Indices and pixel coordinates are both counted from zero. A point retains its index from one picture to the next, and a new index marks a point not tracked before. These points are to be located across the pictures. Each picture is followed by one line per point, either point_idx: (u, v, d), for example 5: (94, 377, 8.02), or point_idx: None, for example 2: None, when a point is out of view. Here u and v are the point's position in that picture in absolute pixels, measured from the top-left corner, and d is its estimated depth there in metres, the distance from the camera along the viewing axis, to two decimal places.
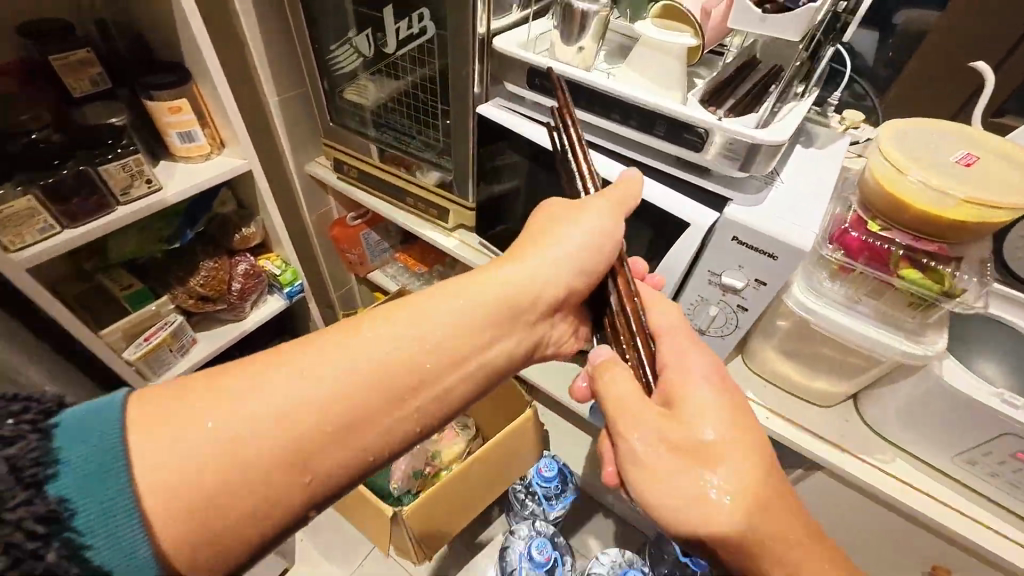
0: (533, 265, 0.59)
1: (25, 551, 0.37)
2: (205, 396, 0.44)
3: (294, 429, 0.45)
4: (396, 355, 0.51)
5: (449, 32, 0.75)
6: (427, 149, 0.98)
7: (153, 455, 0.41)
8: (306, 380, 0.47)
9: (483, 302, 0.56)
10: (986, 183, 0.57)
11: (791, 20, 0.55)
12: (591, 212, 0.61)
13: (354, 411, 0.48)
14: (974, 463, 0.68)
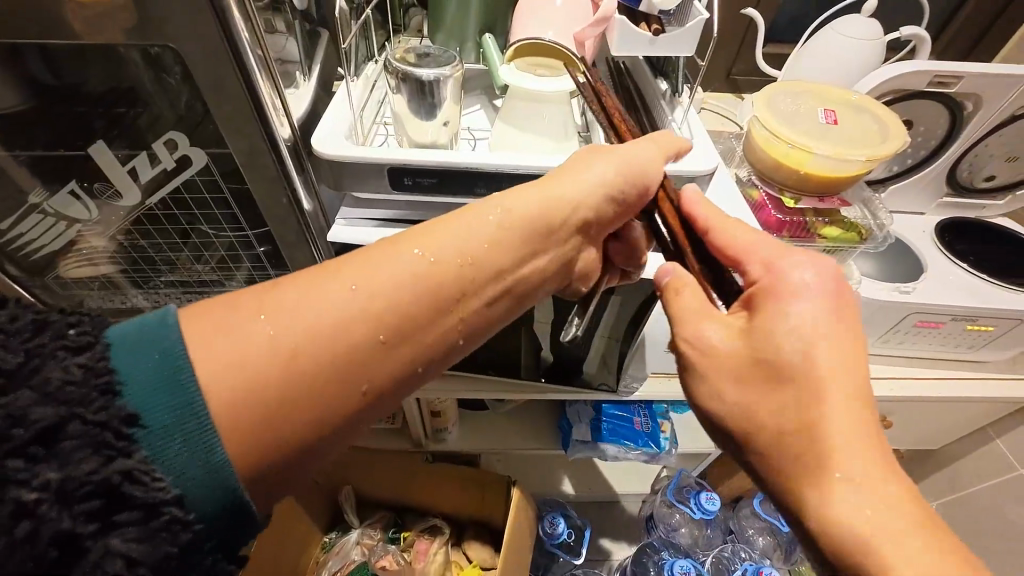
0: (570, 179, 0.44)
1: (118, 450, 0.29)
2: (267, 295, 0.35)
3: (346, 341, 0.34)
4: (447, 271, 0.39)
5: (238, 155, 0.50)
6: (257, 292, 0.71)
7: (214, 348, 0.32)
8: (358, 285, 0.36)
9: (526, 214, 0.42)
10: (858, 133, 0.61)
11: (683, 36, 0.48)
12: (635, 150, 0.46)
13: (416, 318, 0.37)
14: (889, 340, 0.81)
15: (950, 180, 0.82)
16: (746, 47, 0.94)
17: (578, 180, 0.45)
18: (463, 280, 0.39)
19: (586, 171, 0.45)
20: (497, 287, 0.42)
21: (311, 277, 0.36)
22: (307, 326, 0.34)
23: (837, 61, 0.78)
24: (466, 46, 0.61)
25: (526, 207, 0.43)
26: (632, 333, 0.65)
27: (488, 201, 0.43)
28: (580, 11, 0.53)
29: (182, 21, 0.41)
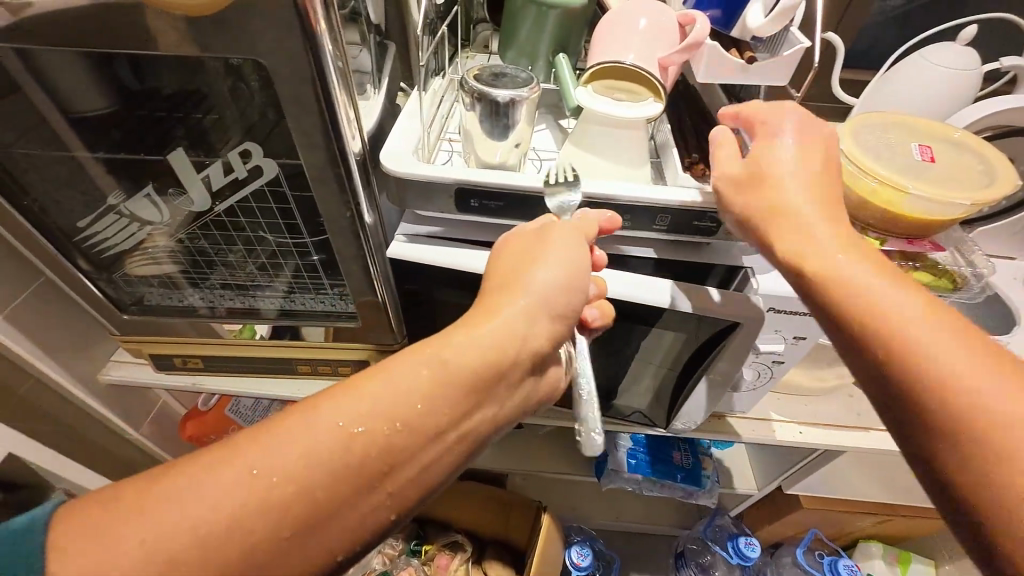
0: (507, 316, 0.41)
1: None
2: (155, 489, 0.33)
3: (249, 537, 0.33)
4: (368, 434, 0.36)
5: (308, 167, 0.50)
6: (307, 300, 0.71)
7: (97, 553, 0.31)
8: (263, 469, 0.33)
9: (449, 367, 0.38)
10: (958, 172, 0.56)
11: (781, 64, 0.45)
12: (574, 254, 0.44)
13: (334, 491, 0.35)
14: None
15: None
16: (823, 70, 0.89)
17: (513, 312, 0.41)
18: (394, 449, 0.36)
19: (527, 297, 0.42)
20: (439, 447, 0.38)
21: (220, 456, 0.34)
22: (201, 528, 0.32)
23: (928, 91, 0.72)
24: (537, 64, 0.60)
25: (456, 352, 0.39)
26: (692, 370, 0.60)
27: (413, 347, 0.40)
28: (666, 34, 0.50)
29: (269, 36, 0.41)
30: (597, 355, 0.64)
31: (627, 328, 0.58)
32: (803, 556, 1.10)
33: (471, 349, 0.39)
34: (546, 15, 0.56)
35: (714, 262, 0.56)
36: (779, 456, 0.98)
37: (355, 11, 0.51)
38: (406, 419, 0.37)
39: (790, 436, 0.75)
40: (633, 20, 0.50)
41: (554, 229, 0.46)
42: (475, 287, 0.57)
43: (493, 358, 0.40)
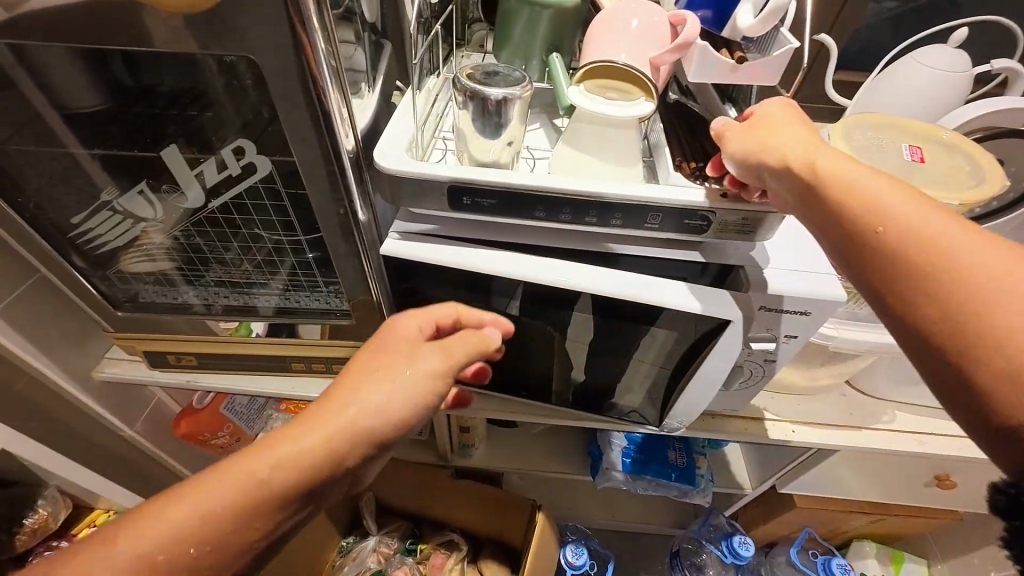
0: (330, 428, 0.41)
1: None
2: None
3: None
4: (197, 543, 0.38)
5: (302, 164, 0.50)
6: (303, 297, 0.71)
7: None
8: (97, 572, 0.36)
9: (268, 477, 0.40)
10: (948, 172, 0.57)
11: (770, 65, 0.45)
12: (408, 372, 0.45)
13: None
14: None
15: None
16: (816, 71, 0.90)
17: (336, 423, 0.42)
18: (227, 546, 0.40)
19: (354, 412, 0.42)
20: (274, 531, 0.42)
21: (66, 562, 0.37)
22: None
23: (920, 93, 0.73)
24: (530, 63, 0.60)
25: (281, 463, 0.40)
26: (684, 368, 0.60)
27: (246, 452, 0.41)
28: (657, 34, 0.50)
29: (262, 33, 0.42)
30: (591, 354, 0.64)
31: (620, 327, 0.58)
32: (797, 555, 1.11)
33: (294, 459, 0.40)
34: (539, 15, 0.56)
35: (705, 262, 0.57)
36: (773, 456, 0.98)
37: (350, 9, 0.51)
38: (239, 519, 0.39)
39: (783, 435, 0.75)
40: (625, 20, 0.51)
41: (381, 357, 0.47)
42: (469, 284, 0.57)
43: (326, 447, 0.41)
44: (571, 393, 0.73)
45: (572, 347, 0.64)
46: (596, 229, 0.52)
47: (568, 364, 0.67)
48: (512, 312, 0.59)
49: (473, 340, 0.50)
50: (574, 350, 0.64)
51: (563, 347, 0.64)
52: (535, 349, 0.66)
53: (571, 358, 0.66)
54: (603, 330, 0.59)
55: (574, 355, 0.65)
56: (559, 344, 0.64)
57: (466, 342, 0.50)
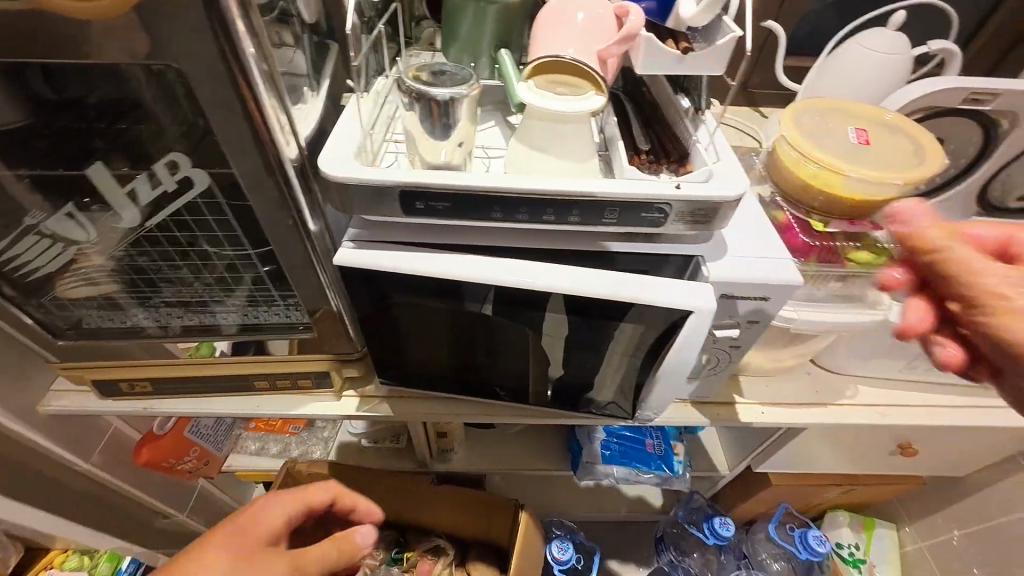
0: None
1: None
2: None
3: None
4: None
5: (242, 176, 0.48)
6: (260, 312, 0.69)
7: None
8: None
9: None
10: (892, 153, 0.58)
11: (715, 54, 0.45)
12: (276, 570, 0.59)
13: None
14: (914, 366, 0.78)
15: (981, 200, 0.78)
16: (766, 57, 0.91)
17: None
18: None
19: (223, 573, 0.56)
20: None
21: None
22: None
23: (864, 76, 0.75)
24: (480, 61, 0.59)
25: None
26: (651, 360, 0.60)
27: None
28: (603, 28, 0.49)
29: (182, 40, 0.39)
30: (561, 351, 0.64)
31: (585, 323, 0.58)
32: (775, 530, 1.14)
33: None
34: (484, 10, 0.55)
35: (666, 254, 0.57)
36: (747, 437, 1.00)
37: (285, 11, 0.49)
38: None
39: (753, 417, 0.77)
40: (571, 13, 0.50)
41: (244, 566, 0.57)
42: (431, 289, 0.56)
43: None
44: (548, 390, 0.72)
45: (542, 346, 0.63)
46: (555, 227, 0.51)
47: (544, 361, 0.66)
48: (487, 311, 0.58)
49: (343, 552, 0.67)
50: (543, 348, 0.64)
51: (532, 346, 0.63)
52: (504, 350, 0.65)
53: (545, 354, 0.65)
54: (570, 327, 0.59)
55: (551, 351, 0.64)
56: (529, 344, 0.63)
57: (343, 541, 0.69)
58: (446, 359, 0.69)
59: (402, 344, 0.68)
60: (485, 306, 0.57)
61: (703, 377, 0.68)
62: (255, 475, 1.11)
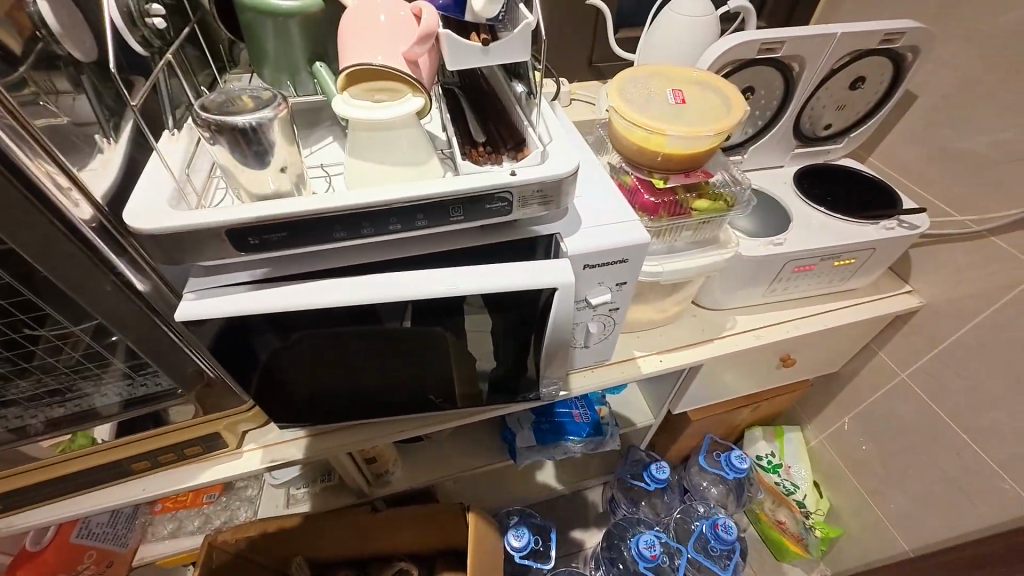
0: None
1: None
2: None
3: None
4: None
5: (27, 249, 0.42)
6: (114, 389, 0.61)
7: None
8: None
9: None
10: (705, 108, 0.64)
11: (515, 41, 0.46)
12: None
13: None
14: (776, 288, 0.88)
15: (797, 133, 0.89)
16: (600, 33, 0.96)
17: None
18: None
19: None
20: None
21: None
22: None
23: (681, 40, 0.81)
24: (299, 77, 0.57)
25: None
26: (539, 341, 0.62)
27: None
28: (405, 26, 0.48)
29: None
30: (452, 352, 0.64)
31: (472, 321, 0.58)
32: (705, 459, 1.24)
33: None
34: (286, 24, 0.51)
35: (529, 237, 0.58)
36: (660, 384, 1.08)
37: (47, 52, 0.43)
38: None
39: (653, 367, 0.83)
40: (372, 17, 0.48)
41: None
42: (294, 323, 0.53)
43: None
44: (479, 388, 0.72)
45: (431, 351, 0.63)
46: (405, 234, 0.51)
47: (471, 356, 0.65)
48: (409, 324, 0.56)
49: None
50: (435, 353, 0.63)
51: (422, 353, 0.63)
52: (397, 364, 0.64)
53: (473, 350, 0.64)
54: (452, 328, 0.59)
55: (480, 346, 0.63)
56: (419, 353, 0.62)
57: None
58: (342, 388, 0.67)
59: (290, 385, 0.64)
60: (358, 326, 0.55)
61: (595, 343, 0.71)
62: (175, 559, 1.00)
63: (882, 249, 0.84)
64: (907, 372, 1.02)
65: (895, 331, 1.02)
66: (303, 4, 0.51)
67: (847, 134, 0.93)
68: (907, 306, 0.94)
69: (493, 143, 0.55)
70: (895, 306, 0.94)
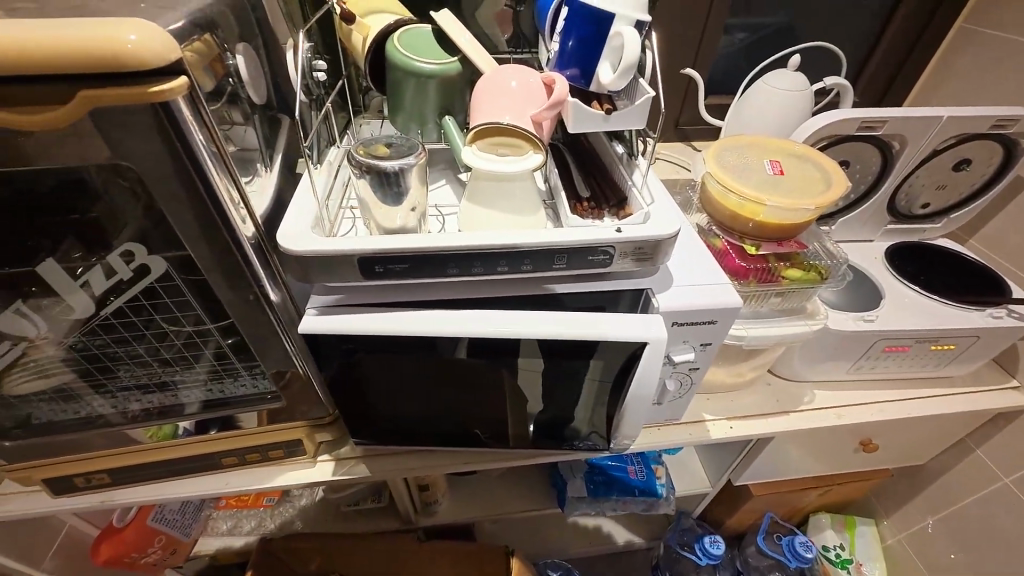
0: None
1: None
2: None
3: None
4: None
5: (200, 255, 0.49)
6: (220, 387, 0.67)
7: None
8: None
9: None
10: (803, 182, 0.65)
11: (634, 112, 0.51)
12: None
13: None
14: (862, 366, 0.83)
15: (891, 209, 0.87)
16: (690, 99, 1.01)
17: None
18: None
19: None
20: None
21: None
22: None
23: (775, 112, 0.83)
24: (427, 127, 0.63)
25: None
26: (618, 392, 0.62)
27: None
28: (534, 92, 0.53)
29: (131, 139, 0.41)
30: (530, 390, 0.65)
31: (556, 365, 0.60)
32: (763, 541, 1.15)
33: None
34: (426, 83, 0.59)
35: (618, 290, 0.60)
36: (722, 451, 1.03)
37: (233, 93, 0.50)
38: None
39: (723, 433, 0.80)
40: (505, 82, 0.54)
41: None
42: (397, 347, 0.57)
43: None
44: (527, 429, 0.72)
45: (509, 388, 0.65)
46: (509, 276, 0.54)
47: (533, 396, 0.66)
48: (461, 356, 0.58)
49: None
50: (512, 390, 0.65)
51: (501, 388, 0.65)
52: (475, 395, 0.66)
53: (541, 391, 0.65)
54: (534, 368, 0.60)
55: (535, 386, 0.64)
56: (498, 387, 0.65)
57: None
58: (419, 412, 0.70)
59: (374, 404, 0.68)
60: (452, 356, 0.58)
61: (672, 400, 0.70)
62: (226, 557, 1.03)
63: (987, 338, 0.79)
64: (1011, 476, 0.92)
65: (996, 428, 0.93)
66: (443, 68, 0.58)
67: (946, 214, 0.90)
68: (1014, 404, 0.86)
69: (594, 200, 0.59)
70: (999, 401, 0.86)
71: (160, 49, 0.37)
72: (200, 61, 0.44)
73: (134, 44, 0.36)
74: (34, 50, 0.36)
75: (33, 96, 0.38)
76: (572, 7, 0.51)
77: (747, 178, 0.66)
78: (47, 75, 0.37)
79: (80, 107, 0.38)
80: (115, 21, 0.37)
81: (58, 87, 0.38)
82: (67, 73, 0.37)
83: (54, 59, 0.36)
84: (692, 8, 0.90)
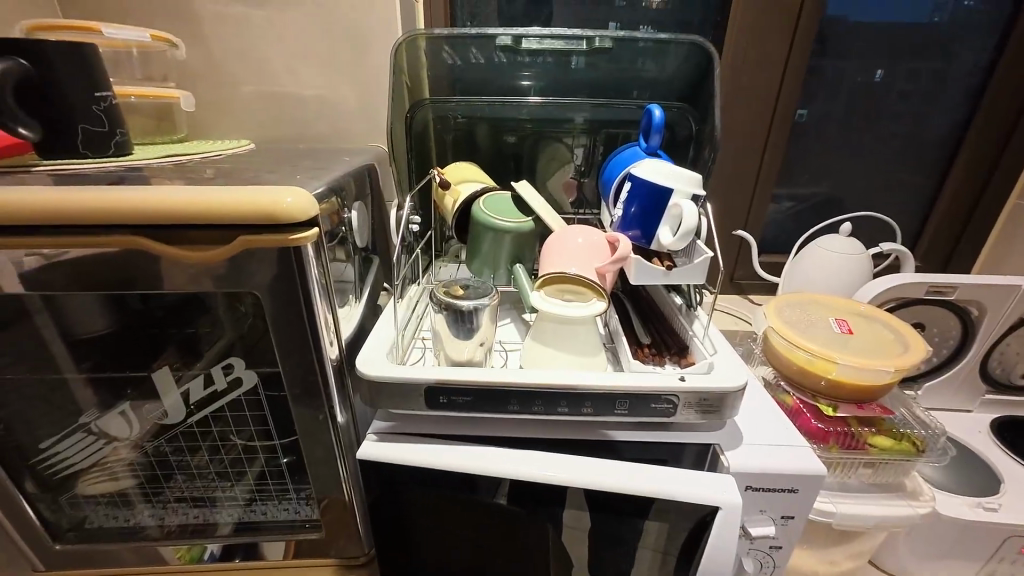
0: None
1: None
2: None
3: None
4: None
5: (288, 372, 0.54)
6: (263, 508, 0.66)
7: None
8: None
9: None
10: (876, 342, 0.64)
11: (693, 269, 0.55)
12: None
13: None
14: (993, 570, 0.68)
15: (986, 378, 0.80)
16: (743, 256, 1.06)
17: None
18: None
19: None
20: None
21: None
22: None
23: (832, 273, 0.85)
24: (499, 272, 0.71)
25: None
26: (685, 566, 0.54)
27: None
28: (599, 249, 0.60)
29: (263, 271, 0.49)
30: (583, 551, 0.58)
31: (614, 522, 0.54)
32: None
33: None
34: (503, 236, 0.68)
35: (682, 443, 0.57)
36: None
37: (344, 237, 0.60)
38: None
39: None
40: (573, 238, 0.61)
41: None
42: (448, 484, 0.55)
43: None
44: None
45: (559, 546, 0.59)
46: (568, 417, 0.54)
47: (585, 560, 0.59)
48: (501, 503, 0.55)
49: None
50: (561, 550, 0.59)
51: (551, 546, 0.59)
52: (521, 549, 0.60)
53: (594, 553, 0.58)
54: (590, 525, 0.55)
55: (589, 547, 0.58)
56: (546, 543, 0.59)
57: None
58: (458, 563, 0.63)
59: (413, 549, 0.63)
60: (501, 501, 0.55)
61: None
62: None
63: None
64: None
65: None
66: (518, 225, 0.67)
67: None
68: None
69: (654, 346, 0.60)
70: None
71: (306, 210, 0.48)
72: (328, 214, 0.55)
73: (290, 203, 0.46)
74: (216, 205, 0.46)
75: (200, 239, 0.48)
76: (634, 182, 0.59)
77: (812, 335, 0.65)
78: (217, 225, 0.47)
79: (236, 247, 0.48)
80: (280, 187, 0.48)
81: (221, 234, 0.48)
82: (232, 224, 0.47)
83: (227, 214, 0.46)
84: (739, 182, 1.01)
